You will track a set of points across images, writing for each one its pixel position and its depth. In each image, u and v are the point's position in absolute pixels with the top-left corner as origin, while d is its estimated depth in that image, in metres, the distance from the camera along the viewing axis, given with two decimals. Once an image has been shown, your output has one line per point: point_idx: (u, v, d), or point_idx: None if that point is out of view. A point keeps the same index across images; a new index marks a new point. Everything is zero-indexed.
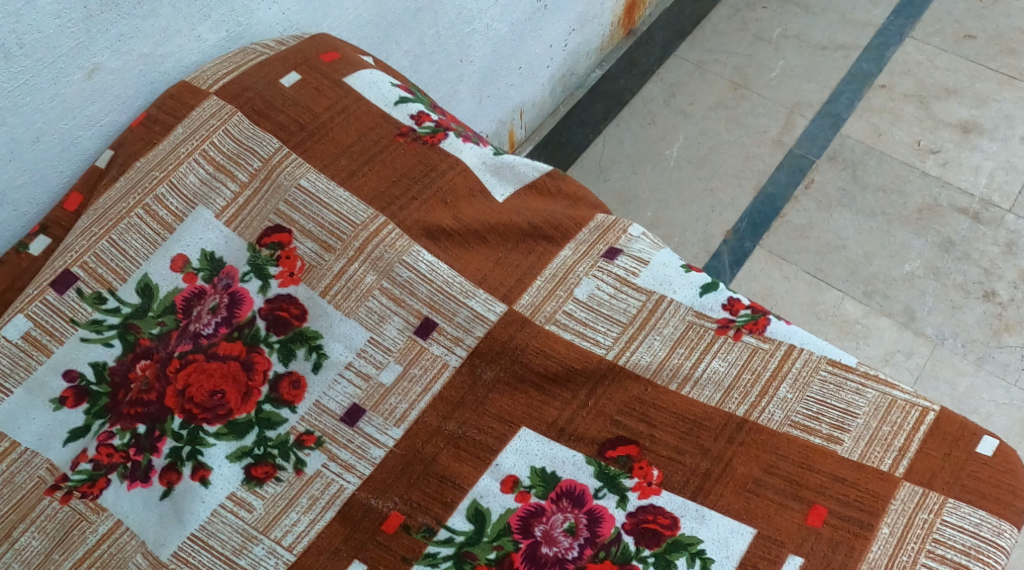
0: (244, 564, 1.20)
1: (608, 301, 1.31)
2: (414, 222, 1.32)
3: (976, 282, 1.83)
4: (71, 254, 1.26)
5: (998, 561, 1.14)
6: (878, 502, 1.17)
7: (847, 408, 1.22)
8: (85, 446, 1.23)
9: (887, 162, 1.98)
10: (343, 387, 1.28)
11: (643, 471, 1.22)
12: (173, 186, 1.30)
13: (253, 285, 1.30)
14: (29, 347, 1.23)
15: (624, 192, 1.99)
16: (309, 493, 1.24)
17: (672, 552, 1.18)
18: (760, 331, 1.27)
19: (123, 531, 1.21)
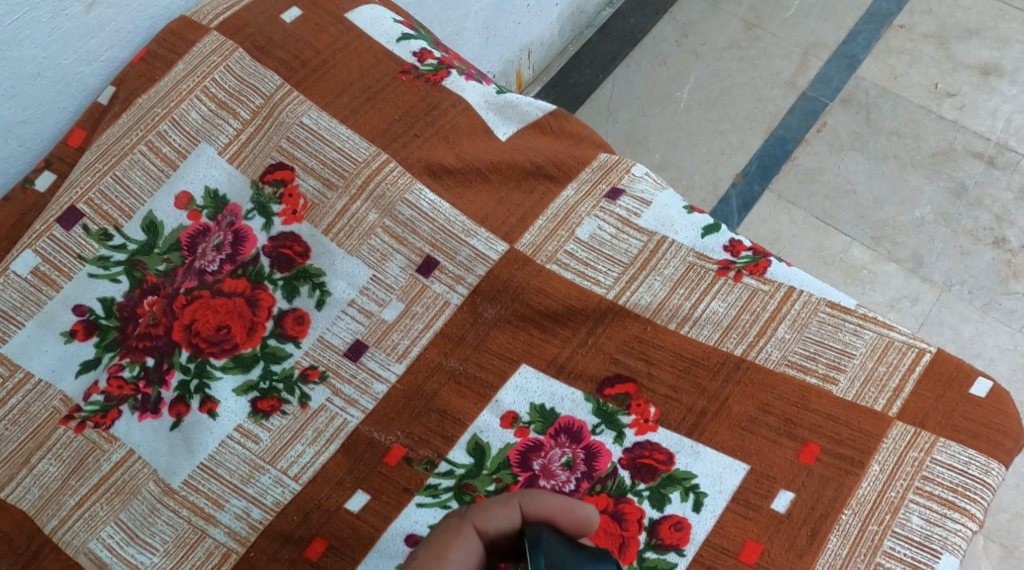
0: (252, 492, 1.22)
1: (610, 241, 1.32)
2: (416, 160, 1.34)
3: (987, 228, 1.80)
4: (76, 190, 1.30)
5: (984, 498, 1.16)
6: (869, 440, 1.18)
7: (844, 349, 1.23)
8: (97, 378, 1.25)
9: (902, 105, 1.93)
10: (346, 323, 1.30)
11: (640, 408, 1.24)
12: (175, 123, 1.32)
13: (256, 223, 1.33)
14: (38, 282, 1.27)
15: (633, 133, 1.94)
16: (314, 427, 1.25)
17: (666, 486, 1.20)
18: (760, 273, 1.28)
19: (136, 460, 1.23)
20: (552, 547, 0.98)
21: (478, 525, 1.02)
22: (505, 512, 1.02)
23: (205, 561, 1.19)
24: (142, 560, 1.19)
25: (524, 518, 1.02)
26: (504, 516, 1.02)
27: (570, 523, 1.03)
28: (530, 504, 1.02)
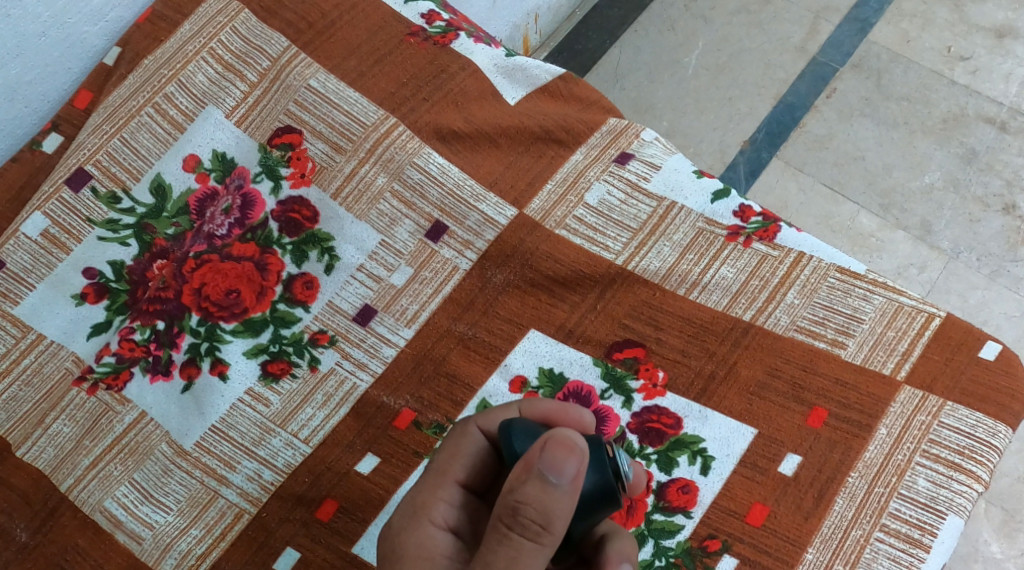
0: (263, 455, 1.22)
1: (619, 206, 1.32)
2: (424, 124, 1.34)
3: (996, 195, 1.79)
4: (84, 151, 1.30)
5: (991, 461, 1.15)
6: (877, 405, 1.19)
7: (853, 314, 1.23)
8: (108, 340, 1.26)
9: (914, 70, 1.91)
10: (355, 288, 1.30)
11: (648, 372, 1.24)
12: (182, 85, 1.33)
13: (265, 186, 1.33)
14: (48, 244, 1.28)
15: (640, 100, 1.92)
16: (324, 390, 1.26)
17: (674, 450, 1.20)
18: (771, 238, 1.27)
19: (148, 422, 1.24)
20: (527, 429, 1.01)
21: (481, 426, 1.05)
22: (504, 413, 1.06)
23: (218, 520, 1.20)
24: (157, 519, 1.20)
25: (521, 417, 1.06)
26: (502, 414, 1.06)
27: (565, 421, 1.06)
28: (527, 407, 1.06)
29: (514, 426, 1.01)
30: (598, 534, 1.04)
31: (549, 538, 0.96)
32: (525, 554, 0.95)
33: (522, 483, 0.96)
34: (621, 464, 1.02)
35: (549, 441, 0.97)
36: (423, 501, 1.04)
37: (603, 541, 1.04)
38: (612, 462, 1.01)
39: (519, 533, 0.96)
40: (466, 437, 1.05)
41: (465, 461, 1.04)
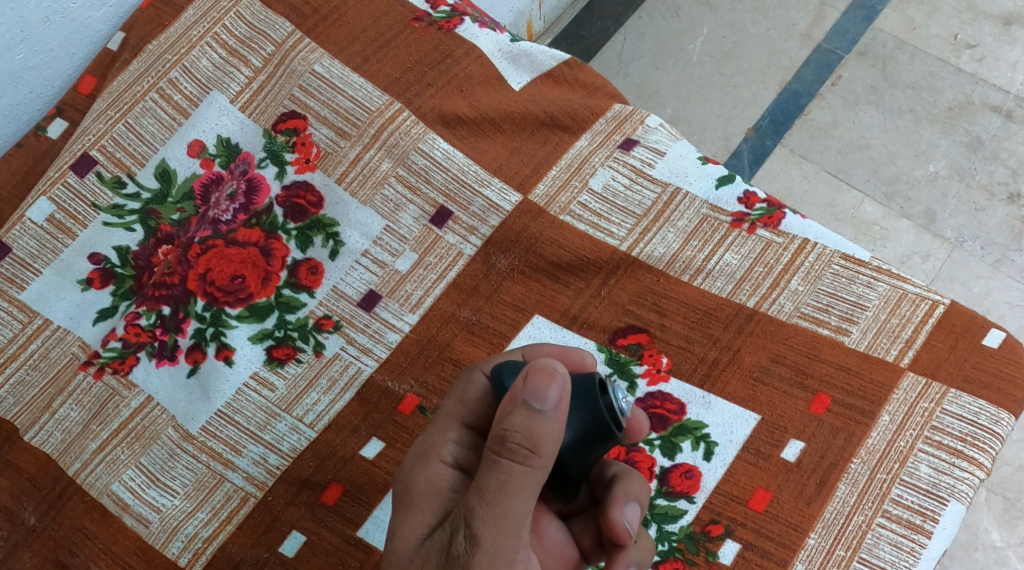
0: (268, 439, 1.23)
1: (624, 192, 1.32)
2: (429, 109, 1.35)
3: (1001, 183, 1.79)
4: (89, 137, 1.30)
5: (993, 448, 1.16)
6: (880, 391, 1.19)
7: (857, 301, 1.23)
8: (114, 325, 1.27)
9: (920, 57, 1.90)
10: (360, 273, 1.30)
11: (652, 358, 1.24)
12: (186, 70, 1.33)
13: (270, 171, 1.33)
14: (54, 229, 1.28)
15: (644, 87, 1.92)
16: (329, 375, 1.26)
17: (677, 436, 1.21)
18: (775, 225, 1.28)
19: (155, 406, 1.24)
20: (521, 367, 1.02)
21: (486, 370, 1.07)
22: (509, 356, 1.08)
23: (224, 504, 1.20)
24: (164, 502, 1.20)
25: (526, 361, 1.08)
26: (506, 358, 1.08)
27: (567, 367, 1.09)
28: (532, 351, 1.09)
29: (507, 364, 1.03)
30: (610, 473, 1.10)
31: (539, 461, 0.96)
32: (515, 479, 0.96)
33: (509, 413, 0.97)
34: (615, 401, 1.01)
35: (530, 371, 0.97)
36: (432, 444, 1.05)
37: (614, 480, 1.09)
38: (607, 398, 1.01)
39: (507, 459, 0.96)
40: (471, 381, 1.07)
41: (470, 403, 1.05)
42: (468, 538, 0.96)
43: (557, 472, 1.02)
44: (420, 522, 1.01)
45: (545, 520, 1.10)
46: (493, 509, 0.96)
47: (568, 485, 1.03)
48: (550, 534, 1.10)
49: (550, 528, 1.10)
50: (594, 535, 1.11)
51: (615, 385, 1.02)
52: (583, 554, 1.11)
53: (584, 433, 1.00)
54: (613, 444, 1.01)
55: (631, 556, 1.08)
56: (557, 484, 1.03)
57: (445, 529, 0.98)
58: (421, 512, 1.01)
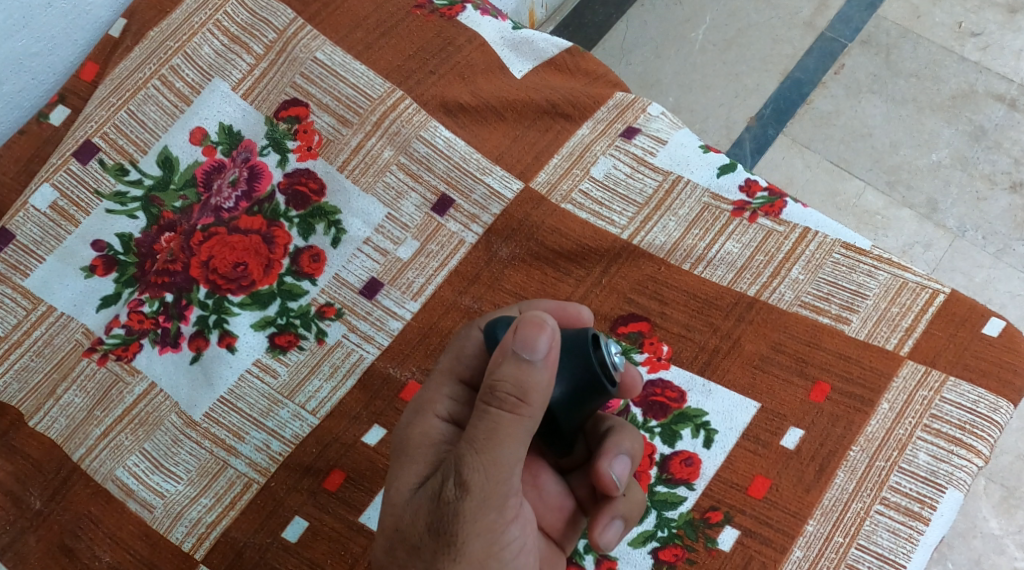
0: (271, 426, 1.24)
1: (625, 180, 1.32)
2: (431, 97, 1.35)
3: (1004, 173, 1.79)
4: (91, 124, 1.31)
5: (992, 436, 1.16)
6: (880, 379, 1.19)
7: (857, 290, 1.23)
8: (118, 312, 1.27)
9: (924, 46, 1.90)
10: (362, 261, 1.31)
11: (653, 346, 1.25)
12: (188, 57, 1.33)
13: (272, 159, 1.33)
14: (57, 216, 1.29)
15: (646, 76, 1.92)
16: (331, 362, 1.27)
17: (677, 423, 1.21)
18: (776, 214, 1.28)
19: (158, 392, 1.25)
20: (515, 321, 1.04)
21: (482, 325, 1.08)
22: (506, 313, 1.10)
23: (227, 490, 1.21)
24: (167, 488, 1.21)
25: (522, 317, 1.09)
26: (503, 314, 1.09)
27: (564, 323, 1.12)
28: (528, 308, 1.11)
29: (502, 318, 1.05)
30: (604, 426, 1.12)
31: (528, 409, 0.98)
32: (504, 426, 0.97)
33: (499, 364, 0.98)
34: (608, 356, 1.03)
35: (520, 323, 0.99)
36: (428, 398, 1.07)
37: (607, 433, 1.12)
38: (599, 353, 1.03)
39: (496, 407, 0.98)
40: (468, 337, 1.08)
41: (467, 360, 1.07)
42: (458, 485, 0.98)
43: (549, 424, 1.04)
44: (415, 472, 1.02)
45: (543, 473, 1.13)
46: (483, 456, 0.97)
47: (560, 437, 1.06)
48: (547, 487, 1.13)
49: (549, 481, 1.13)
50: (589, 487, 1.14)
51: (608, 340, 1.04)
52: (581, 505, 1.14)
53: (575, 386, 1.02)
54: (604, 397, 1.04)
55: (618, 508, 1.10)
56: (550, 437, 1.06)
57: (436, 478, 1.00)
58: (415, 463, 1.03)
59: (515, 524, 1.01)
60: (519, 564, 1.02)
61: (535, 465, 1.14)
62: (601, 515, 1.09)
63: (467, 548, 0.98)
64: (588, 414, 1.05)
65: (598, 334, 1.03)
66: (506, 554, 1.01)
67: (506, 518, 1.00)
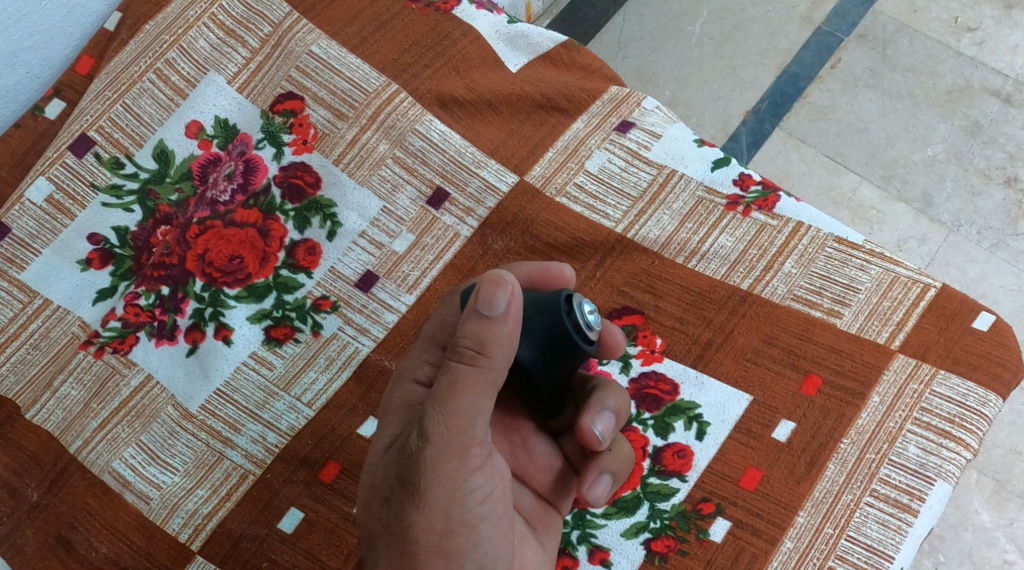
0: (267, 418, 1.24)
1: (620, 173, 1.33)
2: (426, 91, 1.36)
3: (999, 168, 1.79)
4: (87, 118, 1.31)
5: (980, 429, 1.17)
6: (870, 372, 1.20)
7: (850, 284, 1.24)
8: (114, 305, 1.28)
9: (920, 40, 1.90)
10: (357, 254, 1.31)
11: (646, 339, 1.25)
12: (183, 51, 1.34)
13: (267, 152, 1.34)
14: (53, 210, 1.29)
15: (643, 69, 1.92)
16: (326, 355, 1.27)
17: (670, 416, 1.22)
18: (769, 208, 1.29)
19: (154, 385, 1.25)
20: None
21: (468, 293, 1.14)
22: None
23: (224, 481, 1.22)
24: (164, 479, 1.22)
25: None
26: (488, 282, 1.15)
27: (546, 284, 1.15)
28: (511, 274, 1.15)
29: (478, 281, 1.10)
30: (589, 384, 1.15)
31: (487, 361, 1.00)
32: (463, 378, 1.00)
33: (463, 320, 1.02)
34: (583, 318, 1.05)
35: (481, 281, 1.02)
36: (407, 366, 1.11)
37: (591, 391, 1.14)
38: (573, 315, 1.05)
39: (456, 360, 1.01)
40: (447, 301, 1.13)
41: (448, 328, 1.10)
42: (419, 435, 1.01)
43: (528, 384, 1.07)
44: (387, 434, 1.06)
45: (531, 436, 1.16)
46: (443, 407, 1.00)
47: (542, 396, 1.09)
48: (536, 448, 1.16)
49: (538, 443, 1.16)
50: (579, 446, 1.17)
51: (583, 300, 1.06)
52: (570, 465, 1.16)
53: (548, 348, 1.04)
54: (580, 356, 1.05)
55: (605, 464, 1.13)
56: (532, 397, 1.09)
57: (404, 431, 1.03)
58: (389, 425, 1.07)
59: (481, 472, 1.02)
60: (486, 511, 1.03)
61: (522, 428, 1.16)
62: (590, 470, 1.12)
63: (429, 495, 1.01)
64: (568, 372, 1.07)
65: (572, 296, 1.05)
66: (470, 502, 1.02)
67: (469, 467, 1.01)
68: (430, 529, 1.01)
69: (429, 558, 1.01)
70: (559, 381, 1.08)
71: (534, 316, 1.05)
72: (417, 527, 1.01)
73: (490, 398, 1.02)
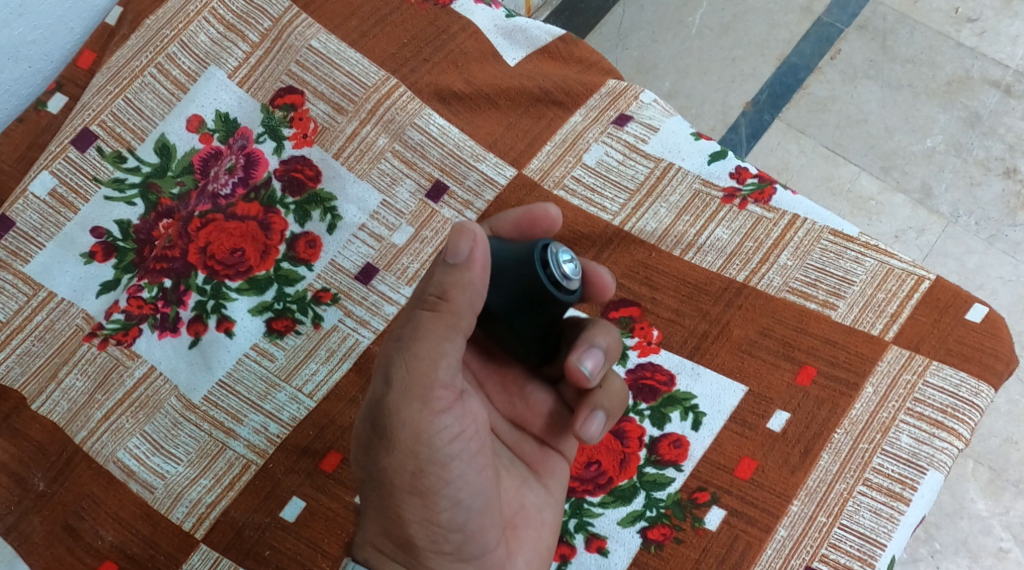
0: (269, 409, 1.26)
1: (617, 166, 1.34)
2: (425, 85, 1.37)
3: (998, 158, 1.80)
4: (89, 112, 1.33)
5: (972, 419, 1.18)
6: (864, 363, 1.21)
7: (844, 276, 1.25)
8: (117, 298, 1.29)
9: (920, 31, 1.91)
10: (357, 247, 1.32)
11: (643, 331, 1.26)
12: (184, 45, 1.35)
13: (268, 146, 1.35)
14: (56, 203, 1.31)
15: (643, 61, 1.93)
16: (327, 346, 1.29)
17: (667, 407, 1.23)
18: (765, 201, 1.30)
19: (157, 376, 1.27)
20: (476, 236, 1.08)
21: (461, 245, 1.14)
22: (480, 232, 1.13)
23: (227, 471, 1.24)
24: (168, 469, 1.24)
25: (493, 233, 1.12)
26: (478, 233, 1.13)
27: (534, 226, 1.11)
28: (496, 225, 1.12)
29: None
30: (574, 323, 1.12)
31: (449, 306, 1.03)
32: (425, 324, 1.03)
33: (432, 270, 1.04)
34: (558, 270, 1.01)
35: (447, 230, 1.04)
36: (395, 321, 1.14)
37: (575, 327, 1.12)
38: (548, 269, 1.01)
39: (423, 308, 1.04)
40: None
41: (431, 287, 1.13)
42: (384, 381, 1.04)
43: (512, 334, 1.06)
44: None
45: (527, 384, 1.17)
46: (406, 354, 1.03)
47: (528, 343, 1.07)
48: (533, 395, 1.17)
49: (534, 389, 1.17)
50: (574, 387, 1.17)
51: (559, 250, 1.02)
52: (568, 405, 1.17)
53: (525, 302, 1.02)
54: (559, 307, 1.02)
55: (598, 401, 1.12)
56: (519, 344, 1.08)
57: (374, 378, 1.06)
58: None
59: (448, 413, 1.05)
60: (455, 450, 1.06)
61: (516, 377, 1.17)
62: (582, 409, 1.12)
63: (397, 438, 1.05)
64: (549, 321, 1.04)
65: (548, 248, 1.01)
66: (438, 442, 1.05)
67: (434, 408, 1.04)
68: (401, 470, 1.05)
69: (404, 497, 1.06)
70: (542, 328, 1.05)
71: (510, 270, 1.02)
72: (389, 470, 1.05)
73: (455, 343, 1.04)
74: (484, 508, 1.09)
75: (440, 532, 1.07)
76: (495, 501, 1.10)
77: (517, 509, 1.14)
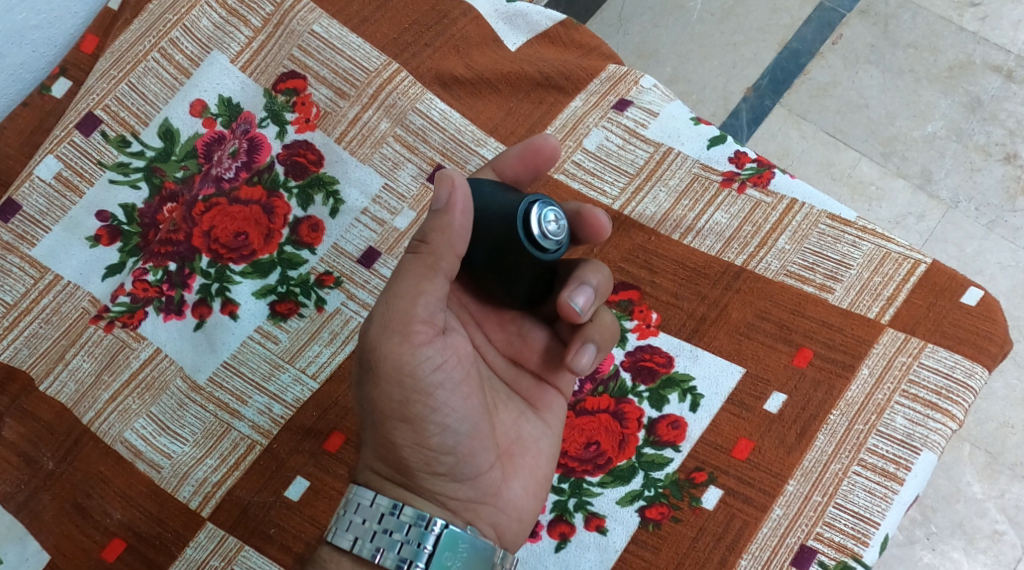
0: (272, 390, 1.27)
1: (617, 151, 1.36)
2: (426, 70, 1.39)
3: (999, 144, 1.81)
4: (93, 96, 1.34)
5: (967, 400, 1.20)
6: (860, 346, 1.23)
7: (842, 260, 1.26)
8: (123, 281, 1.31)
9: (922, 16, 1.90)
10: (360, 231, 1.34)
11: (642, 314, 1.28)
12: (187, 30, 1.37)
13: (271, 131, 1.37)
14: (62, 187, 1.32)
15: (644, 46, 1.93)
16: (330, 329, 1.30)
17: (665, 388, 1.25)
18: (764, 184, 1.32)
19: (163, 358, 1.29)
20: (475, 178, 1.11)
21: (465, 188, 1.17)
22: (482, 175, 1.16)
23: (232, 451, 1.25)
24: (174, 449, 1.25)
25: (497, 175, 1.14)
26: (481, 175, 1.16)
27: (536, 156, 1.14)
28: (500, 166, 1.14)
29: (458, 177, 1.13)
30: (568, 260, 1.13)
31: (429, 248, 1.07)
32: (407, 265, 1.08)
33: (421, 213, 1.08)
34: (541, 228, 1.05)
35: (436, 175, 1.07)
36: None
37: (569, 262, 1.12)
38: (527, 226, 1.04)
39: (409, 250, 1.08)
40: None
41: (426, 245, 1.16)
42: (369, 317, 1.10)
43: (498, 285, 1.09)
44: None
45: (525, 322, 1.18)
46: (387, 292, 1.08)
47: (515, 293, 1.09)
48: (531, 333, 1.18)
49: (532, 327, 1.18)
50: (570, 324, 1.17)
51: (547, 210, 1.05)
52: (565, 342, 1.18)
53: (502, 253, 1.05)
54: (531, 263, 1.06)
55: (589, 333, 1.13)
56: (506, 295, 1.10)
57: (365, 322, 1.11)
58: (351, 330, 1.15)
59: (430, 345, 1.09)
60: (439, 378, 1.09)
61: (515, 316, 1.18)
62: (573, 341, 1.13)
63: (381, 370, 1.08)
64: (525, 278, 1.07)
65: (534, 204, 1.05)
66: (421, 371, 1.09)
67: (414, 342, 1.08)
68: (388, 400, 1.09)
69: (395, 424, 1.10)
70: (525, 282, 1.08)
71: (494, 222, 1.06)
72: (380, 399, 1.09)
73: (435, 282, 1.07)
74: (472, 434, 1.12)
75: (431, 454, 1.11)
76: (485, 428, 1.13)
77: (514, 439, 1.16)
